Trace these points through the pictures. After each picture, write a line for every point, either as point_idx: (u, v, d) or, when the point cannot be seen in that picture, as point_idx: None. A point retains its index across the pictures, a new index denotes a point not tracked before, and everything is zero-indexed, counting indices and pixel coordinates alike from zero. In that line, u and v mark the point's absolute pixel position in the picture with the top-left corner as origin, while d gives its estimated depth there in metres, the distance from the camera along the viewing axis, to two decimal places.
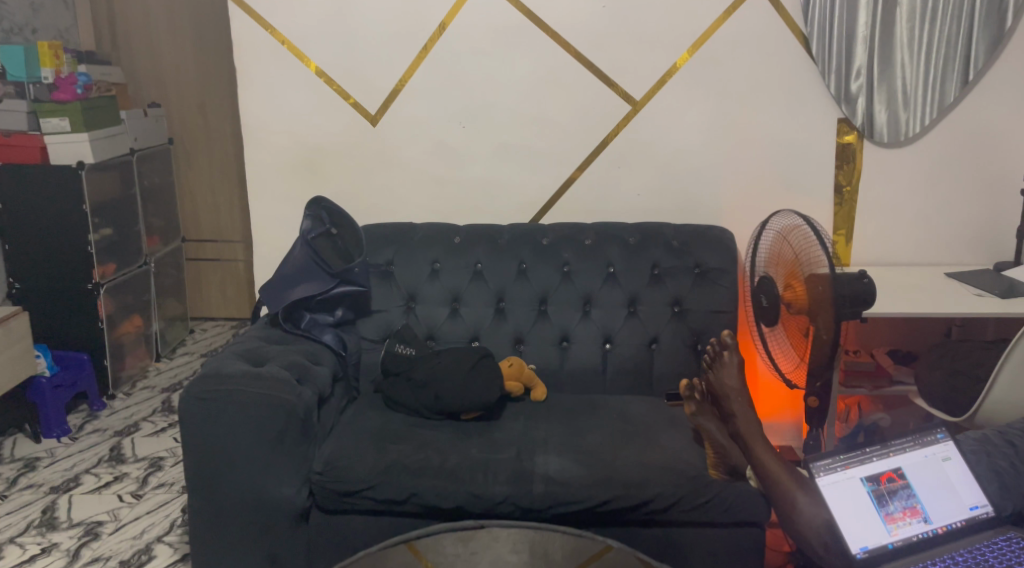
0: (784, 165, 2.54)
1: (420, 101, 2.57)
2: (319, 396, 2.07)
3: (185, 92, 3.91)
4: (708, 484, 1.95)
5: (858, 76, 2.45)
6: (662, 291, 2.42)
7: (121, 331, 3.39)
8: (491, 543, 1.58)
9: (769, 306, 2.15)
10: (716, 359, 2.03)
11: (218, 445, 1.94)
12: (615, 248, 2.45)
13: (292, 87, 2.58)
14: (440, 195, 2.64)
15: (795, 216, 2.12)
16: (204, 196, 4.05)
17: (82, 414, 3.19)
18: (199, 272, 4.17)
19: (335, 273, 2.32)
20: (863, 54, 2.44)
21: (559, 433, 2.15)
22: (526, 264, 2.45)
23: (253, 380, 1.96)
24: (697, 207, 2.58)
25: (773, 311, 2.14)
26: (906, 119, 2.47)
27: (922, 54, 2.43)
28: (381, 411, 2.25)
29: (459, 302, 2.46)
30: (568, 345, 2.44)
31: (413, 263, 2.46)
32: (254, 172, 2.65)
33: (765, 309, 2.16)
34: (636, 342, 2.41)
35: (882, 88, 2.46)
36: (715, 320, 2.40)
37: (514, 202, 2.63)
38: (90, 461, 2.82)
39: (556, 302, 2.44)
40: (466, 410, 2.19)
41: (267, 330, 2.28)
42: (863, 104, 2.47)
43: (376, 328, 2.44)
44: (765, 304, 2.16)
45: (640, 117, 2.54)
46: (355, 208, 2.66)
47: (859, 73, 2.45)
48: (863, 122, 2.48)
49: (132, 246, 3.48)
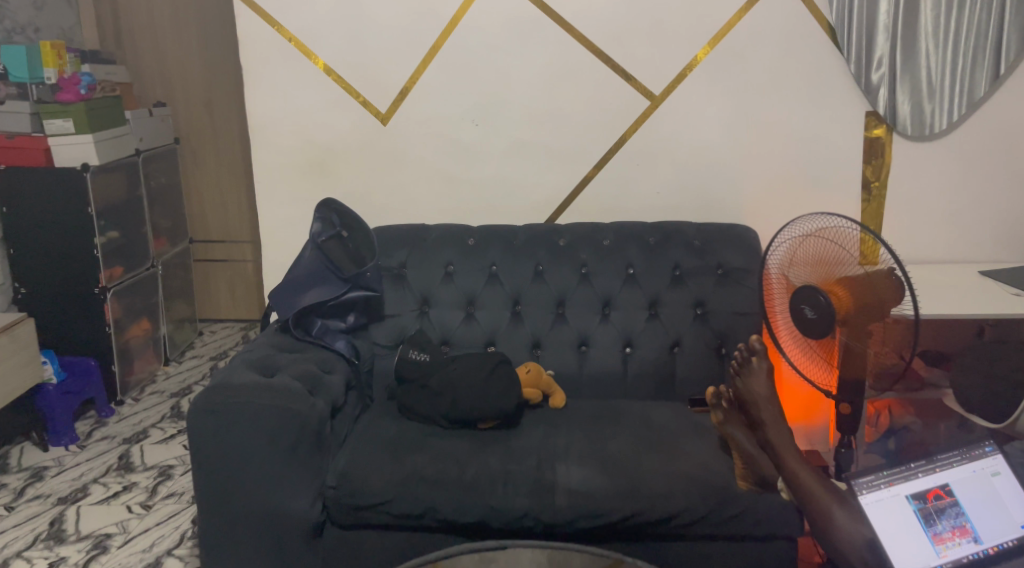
0: (810, 160, 2.45)
1: (431, 98, 2.49)
2: (332, 406, 2.00)
3: (191, 91, 3.84)
4: (737, 496, 1.87)
5: (880, 66, 2.36)
6: (684, 293, 2.34)
7: (128, 335, 3.34)
8: (513, 563, 1.50)
9: (817, 321, 1.94)
10: (744, 366, 1.95)
11: (227, 459, 1.88)
12: (635, 248, 2.37)
13: (299, 85, 2.50)
14: (452, 194, 2.56)
15: (835, 216, 2.02)
16: (211, 196, 3.98)
17: (90, 421, 3.13)
18: (208, 273, 4.10)
19: (346, 277, 2.26)
20: (885, 44, 2.34)
21: (581, 441, 2.07)
22: (542, 266, 2.37)
23: (264, 391, 1.89)
24: (719, 206, 2.50)
25: (822, 327, 1.94)
26: (930, 111, 2.37)
27: (947, 43, 2.33)
28: (395, 420, 2.18)
29: (473, 306, 2.39)
30: (587, 349, 2.36)
31: (426, 266, 2.38)
32: (261, 173, 2.58)
33: (809, 321, 1.96)
34: (658, 346, 2.33)
35: (905, 79, 2.36)
36: (739, 323, 2.32)
37: (529, 201, 2.55)
38: (99, 469, 2.76)
39: (574, 305, 2.35)
40: (484, 418, 2.12)
41: (277, 336, 2.21)
42: (884, 95, 2.38)
43: (389, 333, 2.37)
44: (812, 316, 1.95)
45: (660, 112, 2.45)
46: (365, 209, 2.59)
47: (879, 63, 2.35)
48: (885, 113, 2.39)
49: (139, 249, 3.42)
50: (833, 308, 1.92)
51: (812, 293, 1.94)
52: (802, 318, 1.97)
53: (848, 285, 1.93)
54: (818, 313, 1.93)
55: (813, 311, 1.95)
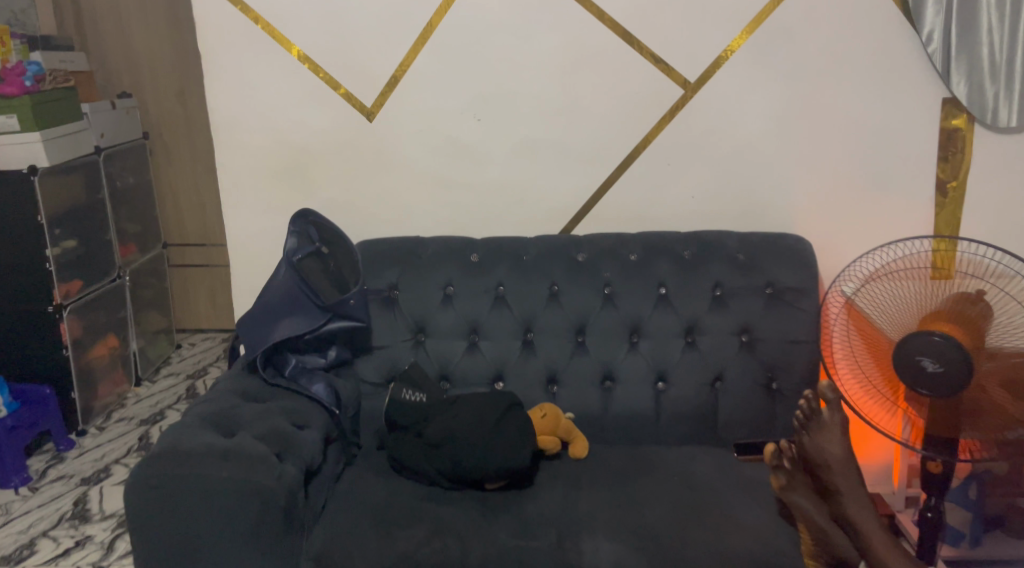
0: (874, 157, 2.07)
1: (424, 89, 2.11)
2: (305, 470, 1.66)
3: (161, 79, 3.46)
4: None
5: (930, 41, 1.97)
6: (726, 317, 1.97)
7: (91, 356, 2.98)
8: None
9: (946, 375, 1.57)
10: (811, 419, 1.67)
11: (172, 543, 1.54)
12: (667, 264, 2.00)
13: (270, 76, 2.13)
14: (450, 200, 2.19)
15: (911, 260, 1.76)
16: (187, 195, 3.61)
17: (46, 456, 2.80)
18: (185, 279, 3.73)
19: (325, 305, 1.89)
20: (935, 16, 1.95)
21: (608, 505, 1.73)
22: (558, 286, 2.00)
23: (216, 459, 1.55)
24: (764, 212, 2.12)
25: (956, 380, 1.56)
26: (992, 96, 1.98)
27: (1014, 15, 1.93)
28: (386, 478, 1.83)
29: (478, 334, 2.02)
30: (611, 385, 2.00)
31: (421, 287, 2.01)
32: (227, 178, 2.21)
33: (932, 378, 1.58)
34: (696, 381, 1.97)
35: (963, 57, 1.97)
36: (792, 352, 1.95)
37: (541, 208, 2.17)
38: (50, 519, 2.49)
39: (596, 333, 1.99)
40: (490, 478, 1.76)
41: (242, 378, 1.84)
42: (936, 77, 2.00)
43: (379, 368, 2.01)
44: (939, 371, 1.57)
45: (695, 103, 2.07)
46: (349, 218, 2.22)
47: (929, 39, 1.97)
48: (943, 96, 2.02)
49: (102, 258, 3.05)
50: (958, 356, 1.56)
51: (932, 344, 1.58)
52: (922, 376, 1.59)
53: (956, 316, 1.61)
54: (947, 364, 1.56)
55: (934, 364, 1.58)
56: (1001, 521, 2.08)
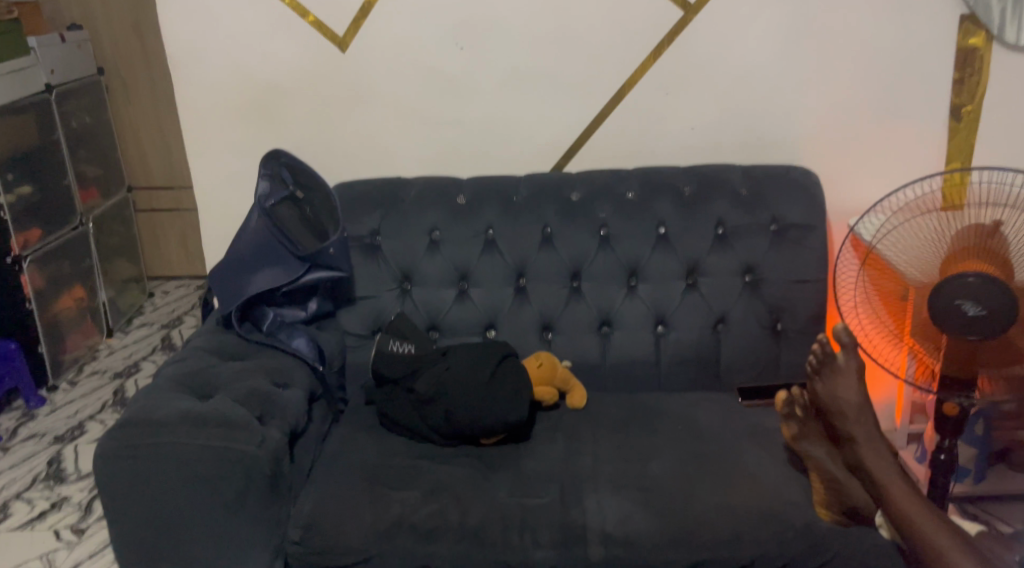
0: (885, 82, 1.94)
1: (401, 15, 1.94)
2: (290, 433, 1.56)
3: (114, 10, 3.22)
4: (818, 536, 1.47)
5: None
6: (729, 257, 1.86)
7: (58, 308, 2.83)
8: None
9: (989, 318, 1.45)
10: (824, 364, 1.57)
11: (151, 515, 1.45)
12: (666, 202, 1.88)
13: (231, 3, 1.94)
14: (433, 138, 2.04)
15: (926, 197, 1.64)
16: (149, 135, 3.41)
17: (17, 413, 2.69)
18: (153, 224, 3.56)
19: (303, 255, 1.76)
20: None
21: (612, 459, 1.65)
22: (552, 228, 1.88)
23: (192, 426, 1.45)
24: (767, 144, 2.00)
25: (997, 323, 1.45)
26: (998, 12, 1.86)
27: None
28: (377, 436, 1.74)
29: (467, 282, 1.90)
30: (609, 332, 1.90)
31: (405, 234, 1.88)
32: (191, 118, 2.04)
33: (973, 322, 1.46)
34: (698, 325, 1.87)
35: None
36: (799, 292, 1.86)
37: (531, 143, 2.03)
38: (23, 481, 2.40)
39: (593, 277, 1.88)
40: (486, 433, 1.67)
41: (218, 336, 1.73)
42: None
43: (364, 320, 1.90)
44: (981, 315, 1.45)
45: (695, 27, 1.92)
46: (325, 158, 2.07)
47: None
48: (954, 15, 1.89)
49: (62, 204, 2.87)
50: (1000, 297, 1.44)
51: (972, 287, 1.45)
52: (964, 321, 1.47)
53: (984, 253, 1.49)
54: (989, 306, 1.44)
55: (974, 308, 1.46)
56: (1004, 455, 2.07)
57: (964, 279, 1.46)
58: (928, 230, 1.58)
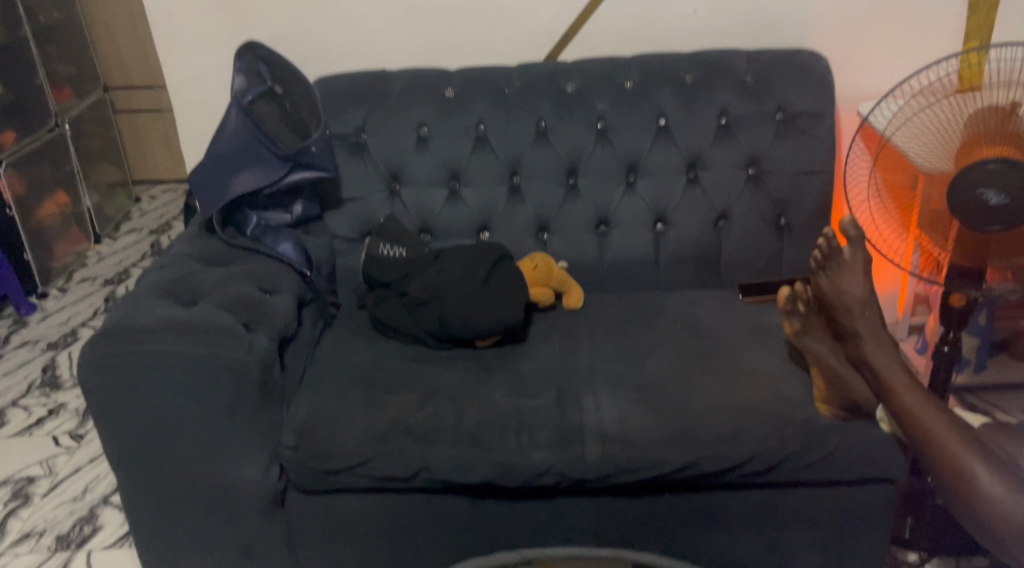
0: None
1: None
2: (278, 339, 1.52)
3: None
4: (819, 432, 1.45)
5: None
6: (733, 149, 1.78)
7: (41, 214, 2.76)
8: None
9: (1012, 207, 1.35)
10: (830, 258, 1.50)
11: (141, 420, 1.43)
12: (667, 91, 1.78)
13: None
14: (420, 26, 1.92)
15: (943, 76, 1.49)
16: (124, 30, 3.24)
17: (8, 321, 2.66)
18: (135, 126, 3.44)
19: (285, 155, 1.67)
20: None
21: (610, 360, 1.62)
22: (546, 122, 1.79)
23: (176, 332, 1.41)
24: (774, 27, 1.88)
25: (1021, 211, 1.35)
26: None
27: None
28: (369, 340, 1.70)
29: (458, 181, 1.83)
30: (607, 230, 1.84)
31: (393, 131, 1.79)
32: (160, 8, 1.91)
33: (995, 212, 1.36)
34: (699, 221, 1.81)
35: None
36: (805, 185, 1.78)
37: (524, 30, 1.92)
38: (19, 389, 2.38)
39: (590, 173, 1.80)
40: (481, 337, 1.63)
41: (200, 241, 1.66)
42: None
43: (353, 223, 1.83)
44: (1004, 204, 1.35)
45: None
46: (305, 51, 1.95)
47: None
48: None
49: (34, 105, 2.74)
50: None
51: (995, 175, 1.34)
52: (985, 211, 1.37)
53: (1006, 136, 1.35)
54: (1014, 195, 1.33)
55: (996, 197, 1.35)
56: (1006, 345, 2.04)
57: (986, 166, 1.34)
58: (933, 111, 1.44)
